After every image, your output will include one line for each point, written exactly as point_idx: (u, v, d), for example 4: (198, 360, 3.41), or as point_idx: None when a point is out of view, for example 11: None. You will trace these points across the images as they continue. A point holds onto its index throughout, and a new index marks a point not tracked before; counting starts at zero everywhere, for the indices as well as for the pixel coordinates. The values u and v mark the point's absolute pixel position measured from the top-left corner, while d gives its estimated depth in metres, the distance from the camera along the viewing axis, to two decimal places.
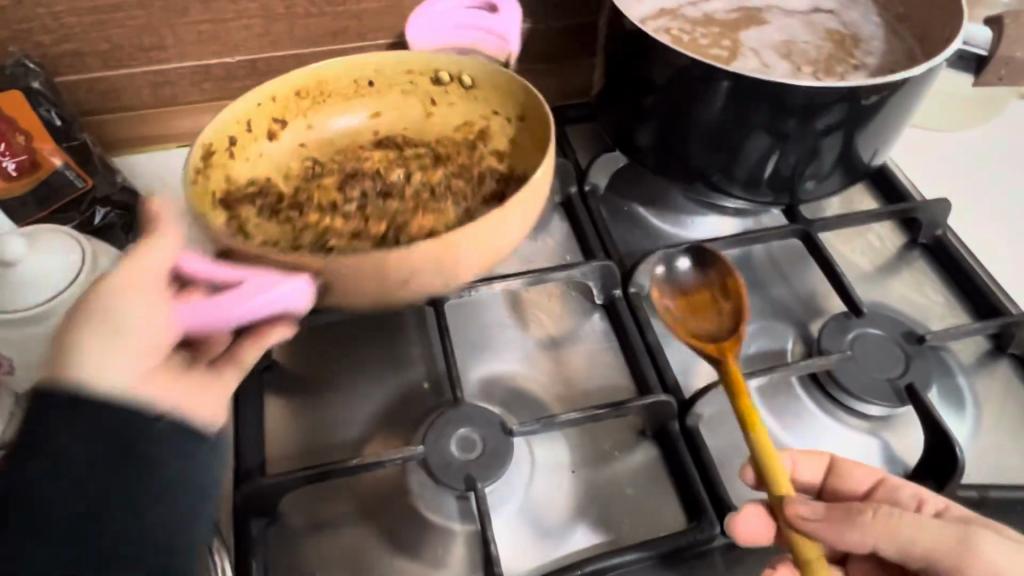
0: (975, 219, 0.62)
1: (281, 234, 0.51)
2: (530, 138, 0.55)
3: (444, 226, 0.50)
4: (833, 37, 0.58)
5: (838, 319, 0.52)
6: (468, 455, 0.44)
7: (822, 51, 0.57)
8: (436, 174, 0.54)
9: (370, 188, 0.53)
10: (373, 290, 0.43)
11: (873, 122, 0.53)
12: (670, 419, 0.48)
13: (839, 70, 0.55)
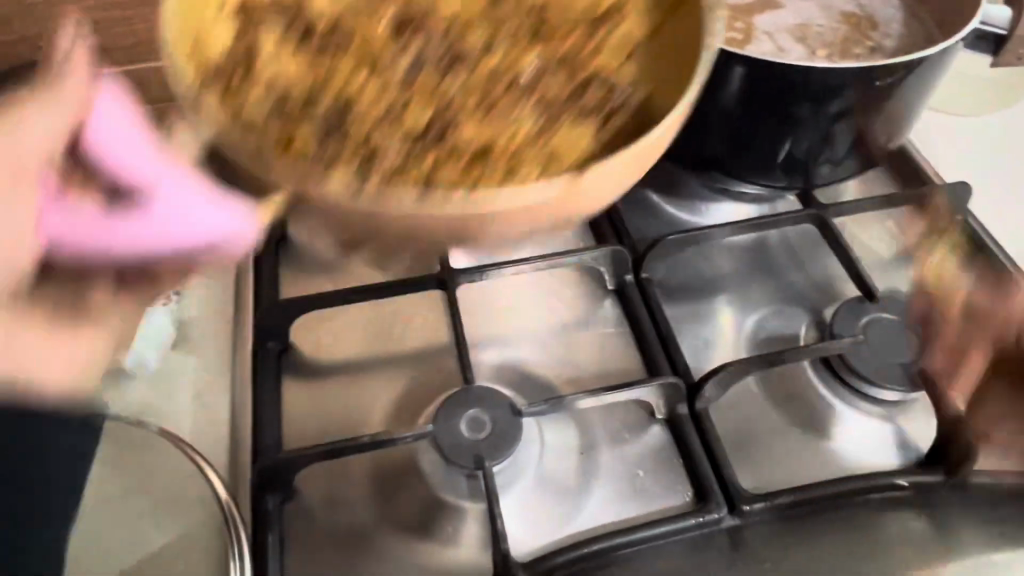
0: (996, 204, 0.61)
1: (268, 52, 0.35)
2: (685, 33, 0.37)
3: (507, 139, 0.34)
4: (849, 20, 0.57)
5: (852, 304, 0.52)
6: (477, 436, 0.45)
7: (838, 34, 0.56)
8: (526, 52, 0.36)
9: (439, 40, 0.36)
10: (338, 207, 0.31)
11: (887, 106, 0.52)
12: (678, 402, 0.48)
13: (855, 53, 0.55)
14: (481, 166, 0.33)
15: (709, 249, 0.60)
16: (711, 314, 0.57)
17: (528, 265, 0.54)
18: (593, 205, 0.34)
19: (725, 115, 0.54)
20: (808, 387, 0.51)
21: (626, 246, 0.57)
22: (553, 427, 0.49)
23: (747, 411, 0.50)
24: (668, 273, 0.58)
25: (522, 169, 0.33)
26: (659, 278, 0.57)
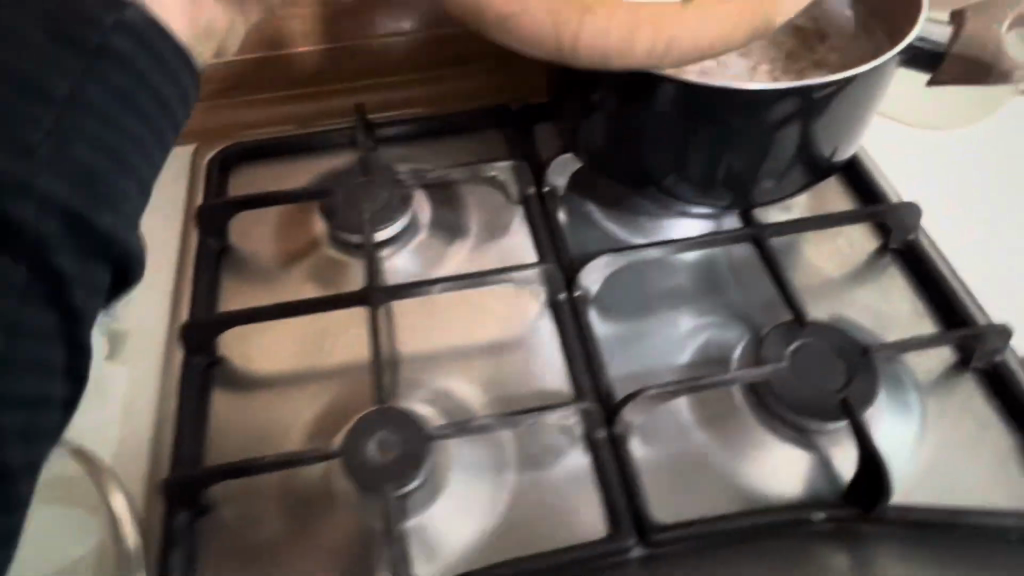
0: (961, 221, 0.59)
1: None
2: None
3: None
4: (795, 33, 0.56)
5: (781, 329, 0.50)
6: (386, 457, 0.45)
7: (782, 48, 0.55)
8: None
9: None
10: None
11: (827, 113, 0.51)
12: (598, 424, 0.48)
13: (799, 68, 0.54)
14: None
15: (651, 268, 0.59)
16: (648, 333, 0.55)
17: (456, 281, 0.53)
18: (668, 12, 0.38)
19: (661, 140, 0.53)
20: (735, 415, 0.49)
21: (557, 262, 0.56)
22: (472, 448, 0.49)
23: (669, 438, 0.49)
24: (606, 292, 0.57)
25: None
26: (595, 295, 0.56)
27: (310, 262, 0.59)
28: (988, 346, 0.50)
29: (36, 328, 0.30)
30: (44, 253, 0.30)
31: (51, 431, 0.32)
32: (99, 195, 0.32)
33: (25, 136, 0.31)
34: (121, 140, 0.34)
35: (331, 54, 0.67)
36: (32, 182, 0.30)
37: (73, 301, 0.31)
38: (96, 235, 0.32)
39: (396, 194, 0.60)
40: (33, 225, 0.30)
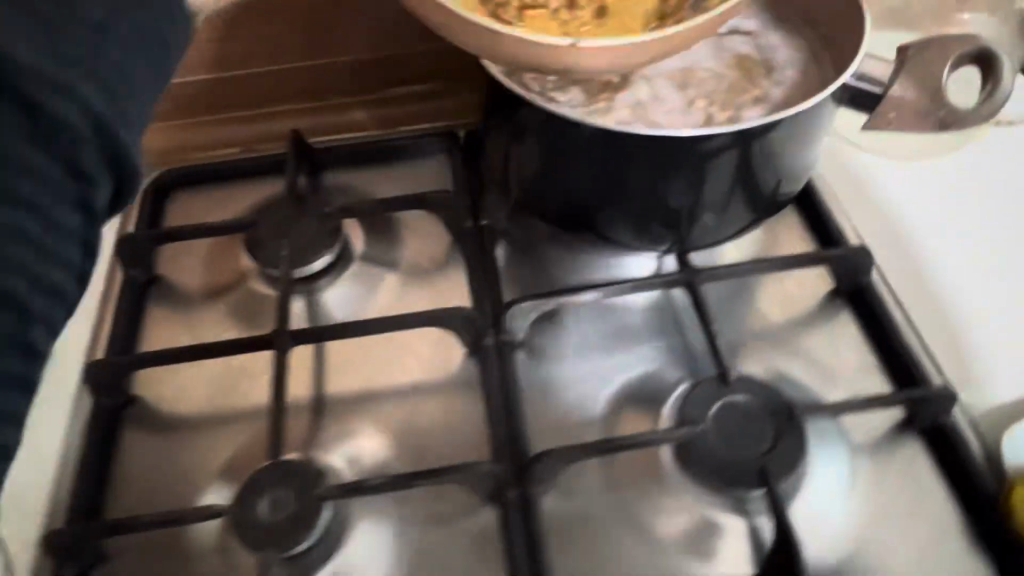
0: (922, 266, 0.55)
1: None
2: None
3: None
4: (739, 64, 0.52)
5: (705, 385, 0.47)
6: (276, 515, 0.43)
7: (722, 82, 0.51)
8: None
9: None
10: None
11: (764, 144, 0.48)
12: (507, 486, 0.45)
13: (738, 103, 0.50)
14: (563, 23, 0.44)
15: (588, 309, 0.56)
16: (577, 380, 0.53)
17: (372, 325, 0.50)
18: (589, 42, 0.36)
19: (591, 187, 0.50)
20: (657, 475, 0.47)
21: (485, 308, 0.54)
22: (374, 510, 0.46)
23: (586, 497, 0.47)
24: (537, 336, 0.54)
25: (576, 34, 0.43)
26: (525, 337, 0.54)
27: (236, 297, 0.57)
28: (930, 407, 0.46)
29: (62, 224, 0.32)
30: (75, 155, 0.31)
31: (39, 316, 0.32)
32: (122, 110, 0.33)
33: (59, 49, 0.31)
34: (139, 70, 0.35)
35: (267, 78, 0.64)
36: (74, 90, 0.31)
37: (91, 205, 0.33)
38: (116, 149, 0.33)
39: (324, 228, 0.58)
40: (59, 120, 0.30)
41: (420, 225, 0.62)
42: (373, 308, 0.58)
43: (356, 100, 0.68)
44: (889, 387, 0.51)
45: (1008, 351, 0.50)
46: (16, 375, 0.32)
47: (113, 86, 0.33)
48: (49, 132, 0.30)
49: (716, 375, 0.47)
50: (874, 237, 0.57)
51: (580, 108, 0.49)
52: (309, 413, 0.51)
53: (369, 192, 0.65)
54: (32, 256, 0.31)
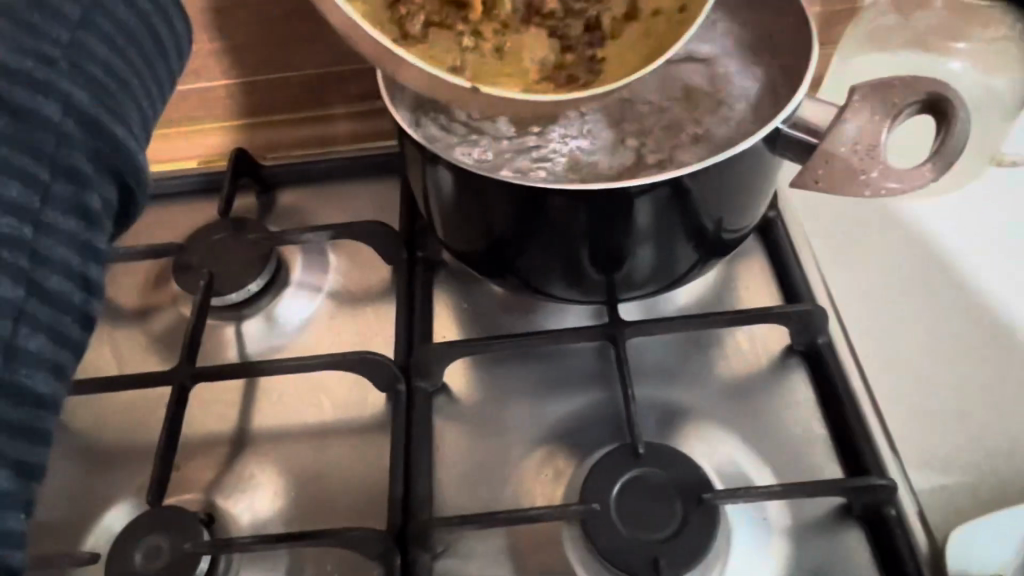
0: (884, 328, 0.50)
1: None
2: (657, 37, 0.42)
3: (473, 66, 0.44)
4: (686, 95, 0.54)
5: (611, 457, 0.44)
6: (150, 565, 0.42)
7: (663, 116, 0.53)
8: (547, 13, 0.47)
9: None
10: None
11: (695, 192, 0.42)
12: (391, 552, 0.42)
13: (676, 142, 0.51)
14: (462, 50, 0.45)
15: (517, 356, 0.53)
16: (493, 436, 0.50)
17: (281, 366, 0.48)
18: (467, 98, 0.34)
19: (513, 241, 0.45)
20: (555, 547, 0.44)
21: (398, 357, 0.52)
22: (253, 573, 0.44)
23: (481, 563, 0.44)
24: (459, 383, 0.52)
25: (469, 72, 0.44)
26: (444, 383, 0.52)
27: (165, 320, 0.56)
28: (870, 498, 0.41)
29: (58, 227, 0.29)
30: (66, 154, 0.29)
31: (45, 327, 0.29)
32: (113, 108, 0.31)
33: (43, 46, 0.28)
34: (129, 71, 0.32)
35: (218, 92, 0.62)
36: (55, 88, 0.28)
37: (89, 209, 0.30)
38: (109, 148, 0.30)
39: (254, 254, 0.56)
40: (43, 118, 0.28)
41: (360, 252, 0.60)
42: (296, 339, 0.55)
43: (309, 114, 0.65)
44: (841, 473, 0.46)
45: (971, 433, 0.45)
46: (41, 390, 0.28)
47: (105, 85, 0.30)
48: (32, 129, 0.27)
49: (627, 444, 0.44)
50: (842, 293, 0.52)
51: (476, 162, 0.49)
52: (224, 450, 0.50)
53: (313, 214, 0.63)
54: (28, 266, 0.28)
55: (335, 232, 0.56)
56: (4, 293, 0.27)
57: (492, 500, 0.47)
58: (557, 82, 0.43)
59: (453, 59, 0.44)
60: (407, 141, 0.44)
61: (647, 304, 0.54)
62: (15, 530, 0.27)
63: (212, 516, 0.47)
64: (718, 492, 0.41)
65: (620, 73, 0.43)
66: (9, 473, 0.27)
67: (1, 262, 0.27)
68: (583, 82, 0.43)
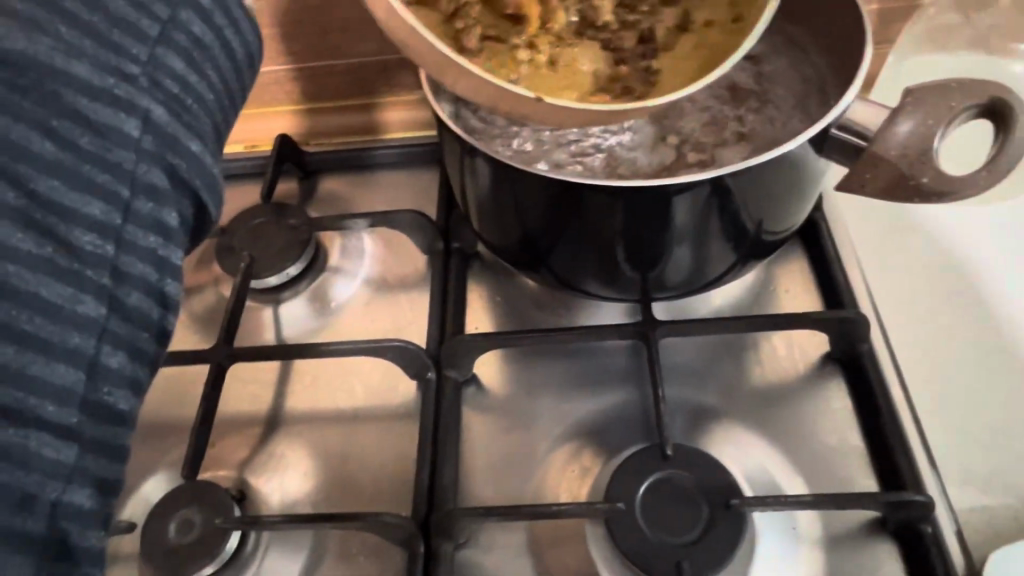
0: (929, 340, 0.48)
1: None
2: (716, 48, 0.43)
3: (535, 83, 0.45)
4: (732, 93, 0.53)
5: (637, 458, 0.43)
6: (182, 538, 0.43)
7: (709, 114, 0.52)
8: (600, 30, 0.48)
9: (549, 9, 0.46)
10: None
11: (737, 193, 0.41)
12: (414, 539, 0.43)
13: (721, 141, 0.50)
14: (516, 63, 0.45)
15: (548, 351, 0.53)
16: (521, 429, 0.50)
17: (316, 351, 0.49)
18: (513, 99, 0.34)
19: (548, 235, 0.45)
20: (578, 542, 0.44)
21: (431, 347, 0.52)
22: (281, 551, 0.45)
23: (503, 555, 0.44)
24: (489, 373, 0.52)
25: (524, 83, 0.44)
26: (474, 373, 0.52)
27: (206, 300, 0.58)
28: (904, 513, 0.40)
29: (138, 243, 0.30)
30: (142, 170, 0.30)
31: (125, 345, 0.30)
32: (188, 122, 0.32)
33: (121, 63, 0.30)
34: (204, 86, 0.34)
35: (268, 78, 0.63)
36: (134, 104, 0.30)
37: (167, 225, 0.31)
38: (185, 163, 0.31)
39: (293, 238, 0.57)
40: (121, 132, 0.29)
41: (397, 241, 0.60)
42: (332, 323, 0.56)
43: (355, 103, 0.66)
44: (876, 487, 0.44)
45: (1017, 453, 0.44)
46: (120, 407, 0.29)
47: (179, 99, 0.32)
48: (111, 145, 0.29)
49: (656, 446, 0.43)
50: (886, 301, 0.50)
51: (516, 155, 0.49)
52: (258, 429, 0.51)
53: (353, 201, 0.63)
54: (110, 283, 0.29)
55: (374, 220, 0.56)
56: (82, 309, 0.28)
57: (515, 492, 0.47)
58: (615, 92, 0.46)
59: (507, 72, 0.44)
60: (445, 132, 0.44)
61: (682, 304, 0.53)
62: (94, 549, 0.28)
63: (244, 493, 0.48)
64: (746, 499, 0.40)
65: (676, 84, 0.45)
66: (90, 490, 0.28)
67: (82, 279, 0.28)
68: (639, 93, 0.45)
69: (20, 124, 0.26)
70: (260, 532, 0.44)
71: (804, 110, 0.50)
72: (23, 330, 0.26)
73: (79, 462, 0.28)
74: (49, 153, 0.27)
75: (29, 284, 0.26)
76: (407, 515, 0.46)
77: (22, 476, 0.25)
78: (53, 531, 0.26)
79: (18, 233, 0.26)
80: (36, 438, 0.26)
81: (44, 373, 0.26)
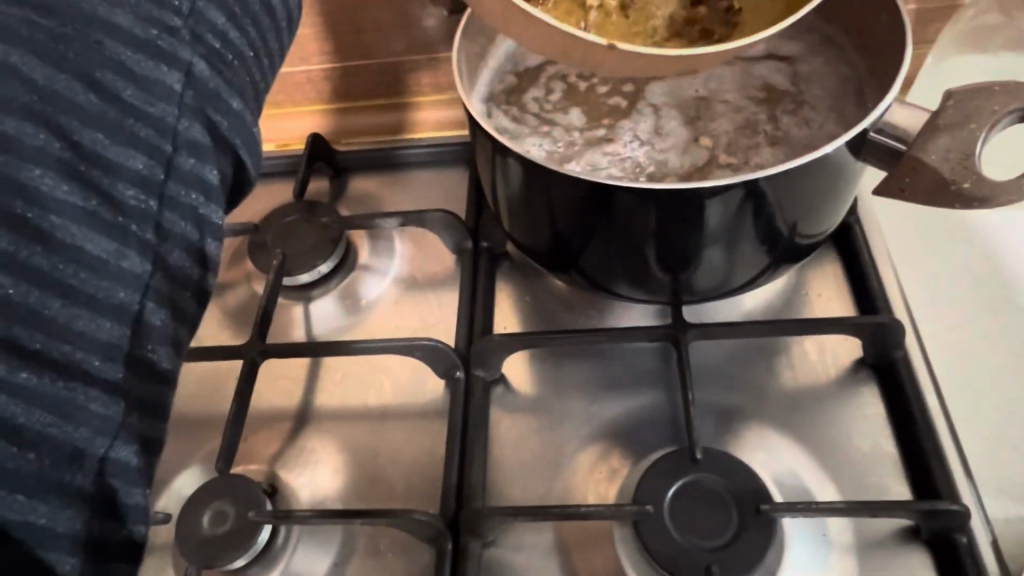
0: (965, 348, 0.48)
1: None
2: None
3: (604, 31, 0.44)
4: (767, 94, 0.52)
5: (666, 459, 0.43)
6: (216, 530, 0.44)
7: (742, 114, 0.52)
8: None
9: None
10: None
11: (771, 195, 0.41)
12: (442, 535, 0.43)
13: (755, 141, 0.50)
14: (585, 10, 0.45)
15: (576, 352, 0.53)
16: (549, 429, 0.50)
17: (348, 348, 0.50)
18: None
19: (580, 236, 0.45)
20: (605, 542, 0.44)
21: (460, 346, 0.52)
22: (311, 544, 0.46)
23: (530, 555, 0.44)
24: (516, 373, 0.52)
25: (592, 30, 0.44)
26: (502, 372, 0.52)
27: (238, 297, 0.58)
28: (939, 522, 0.40)
29: (179, 200, 0.30)
30: (184, 125, 0.31)
31: (166, 303, 0.31)
32: (228, 79, 0.33)
33: (165, 16, 0.30)
34: (244, 43, 0.35)
35: (302, 75, 0.64)
36: (177, 57, 0.30)
37: (207, 182, 0.32)
38: (225, 120, 0.32)
39: (325, 236, 0.58)
40: (163, 86, 0.30)
41: (426, 240, 0.61)
42: (361, 322, 0.57)
43: (387, 100, 0.66)
44: (909, 495, 0.44)
45: None
46: (160, 364, 0.31)
47: (219, 55, 0.33)
48: (153, 98, 0.29)
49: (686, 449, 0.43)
50: (922, 307, 0.50)
51: (547, 157, 0.49)
52: (289, 424, 0.52)
53: (382, 199, 0.64)
54: (153, 240, 0.30)
55: (405, 219, 0.57)
56: (126, 264, 0.28)
57: (543, 492, 0.48)
58: (690, 37, 0.43)
59: (577, 19, 0.44)
60: (478, 132, 0.45)
61: (712, 308, 0.53)
62: (141, 505, 0.29)
63: (275, 487, 0.49)
64: (775, 504, 0.40)
65: (760, 29, 0.42)
66: (136, 448, 0.29)
67: (127, 234, 0.29)
68: (718, 36, 0.43)
69: (64, 75, 0.27)
70: (291, 525, 0.45)
71: (840, 111, 0.49)
72: (69, 284, 0.26)
73: (125, 419, 0.29)
74: (94, 105, 0.28)
75: (75, 239, 0.27)
76: (435, 511, 0.47)
77: (72, 432, 0.26)
78: (100, 488, 0.27)
79: (64, 185, 0.26)
80: (84, 392, 0.27)
81: (90, 329, 0.27)
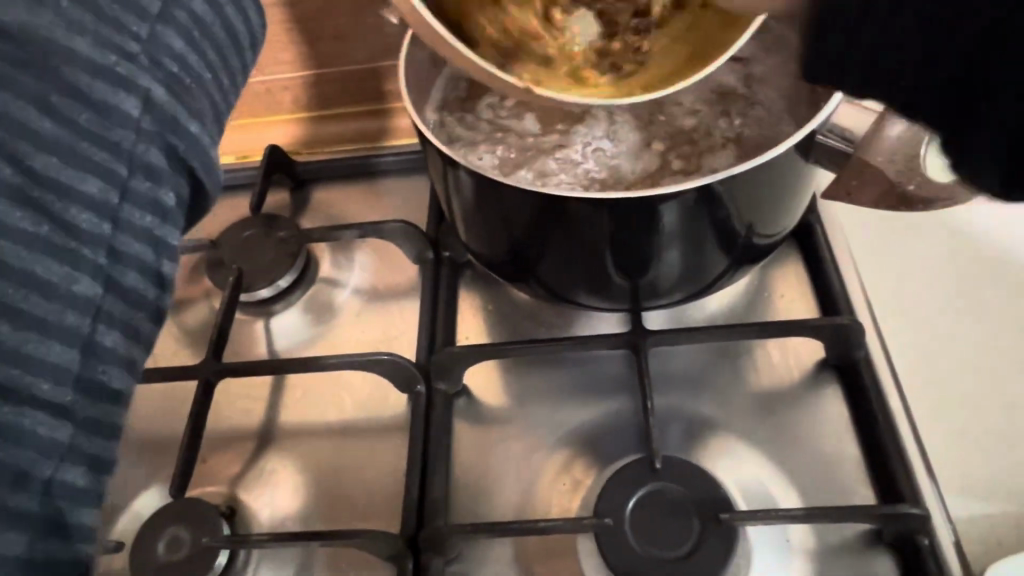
0: (924, 347, 0.47)
1: None
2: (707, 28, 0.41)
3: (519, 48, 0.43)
4: (721, 96, 0.52)
5: (623, 470, 0.43)
6: (171, 557, 0.43)
7: (697, 116, 0.52)
8: None
9: None
10: None
11: (723, 198, 0.40)
12: (403, 554, 0.43)
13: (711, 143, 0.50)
14: None
15: (540, 361, 0.52)
16: (513, 439, 0.49)
17: (305, 364, 0.49)
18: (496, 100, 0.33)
19: (535, 246, 0.44)
20: (567, 555, 0.43)
21: (420, 358, 0.51)
22: (270, 568, 0.45)
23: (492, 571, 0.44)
24: (479, 383, 0.52)
25: None
26: (465, 384, 0.52)
27: (198, 313, 0.57)
28: (900, 525, 0.39)
29: (134, 222, 0.29)
30: (142, 150, 0.29)
31: (118, 325, 0.29)
32: (187, 102, 0.32)
33: (122, 40, 0.29)
34: (202, 65, 0.34)
35: (259, 87, 0.63)
36: (135, 82, 0.29)
37: (163, 205, 0.31)
38: (184, 143, 0.31)
39: (283, 251, 0.57)
40: (120, 111, 0.28)
41: (387, 251, 0.60)
42: (321, 335, 0.56)
43: (347, 110, 0.65)
44: (873, 497, 0.44)
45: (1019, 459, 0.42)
46: (114, 386, 0.29)
47: (178, 78, 0.32)
48: (110, 124, 0.28)
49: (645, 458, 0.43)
50: (882, 306, 0.49)
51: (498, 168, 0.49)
52: (249, 443, 0.51)
53: (343, 211, 0.63)
54: (106, 262, 0.28)
55: (364, 230, 0.56)
56: (79, 289, 0.27)
57: (508, 504, 0.47)
58: None
59: None
60: (428, 145, 0.44)
61: (675, 314, 0.52)
62: (88, 525, 0.28)
63: (233, 509, 0.48)
64: (735, 512, 0.39)
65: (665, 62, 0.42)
66: (84, 468, 0.28)
67: (79, 259, 0.27)
68: None
69: (17, 99, 0.25)
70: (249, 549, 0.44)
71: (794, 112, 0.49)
72: (19, 309, 0.25)
73: (73, 441, 0.27)
74: (50, 130, 0.26)
75: (24, 262, 0.25)
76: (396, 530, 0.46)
77: (18, 453, 0.25)
78: (46, 508, 0.26)
79: (14, 211, 0.25)
80: (31, 416, 0.25)
81: (39, 352, 0.26)
